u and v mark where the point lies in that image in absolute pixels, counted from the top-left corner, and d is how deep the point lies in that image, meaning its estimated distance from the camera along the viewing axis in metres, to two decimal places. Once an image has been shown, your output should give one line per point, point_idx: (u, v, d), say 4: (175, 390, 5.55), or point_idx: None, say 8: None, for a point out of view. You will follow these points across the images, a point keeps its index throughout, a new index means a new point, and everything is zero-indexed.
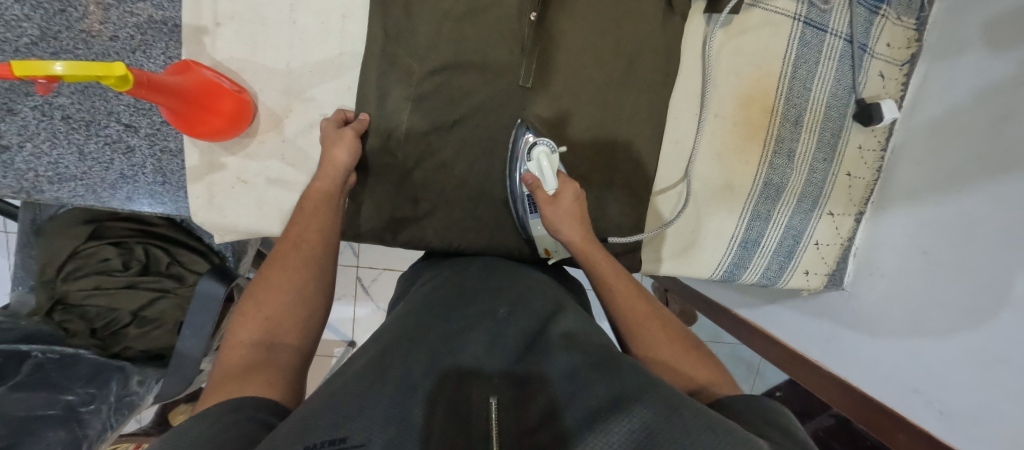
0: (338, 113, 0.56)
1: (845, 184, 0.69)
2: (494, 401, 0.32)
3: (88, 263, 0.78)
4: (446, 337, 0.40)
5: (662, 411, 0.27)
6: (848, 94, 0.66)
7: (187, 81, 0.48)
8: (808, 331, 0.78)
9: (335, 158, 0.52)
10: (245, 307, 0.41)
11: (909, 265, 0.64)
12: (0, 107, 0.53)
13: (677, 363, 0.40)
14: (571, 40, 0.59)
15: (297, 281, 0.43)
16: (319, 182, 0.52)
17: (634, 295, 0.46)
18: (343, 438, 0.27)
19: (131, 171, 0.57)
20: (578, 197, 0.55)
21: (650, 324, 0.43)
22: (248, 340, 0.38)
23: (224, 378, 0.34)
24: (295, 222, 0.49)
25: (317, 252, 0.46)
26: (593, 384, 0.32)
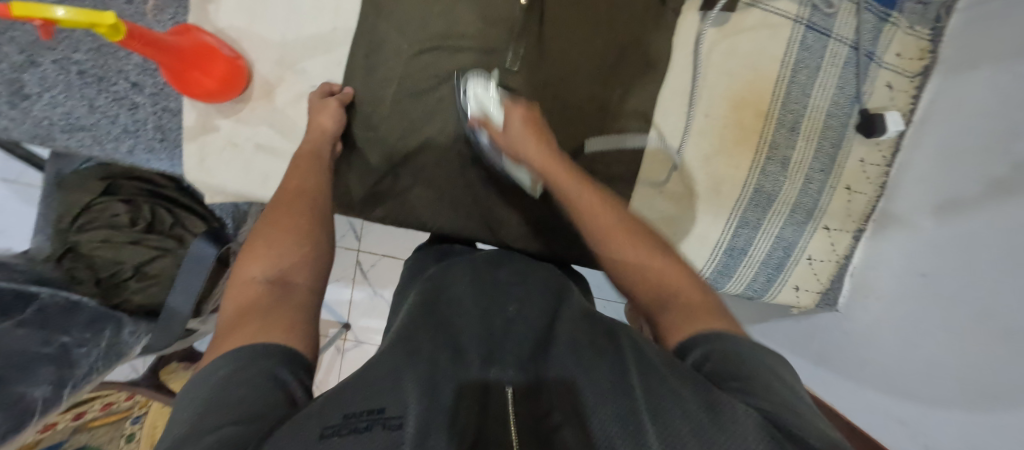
0: (323, 86, 0.58)
1: (843, 197, 0.65)
2: (510, 389, 0.31)
3: (99, 217, 0.83)
4: (445, 311, 0.40)
5: (673, 402, 0.27)
6: (852, 103, 0.63)
7: (185, 41, 0.51)
8: (800, 353, 0.74)
9: (322, 125, 0.55)
10: (252, 248, 0.41)
11: (907, 290, 0.60)
12: (24, 59, 0.58)
13: (653, 276, 0.39)
14: (561, 30, 0.59)
15: (303, 227, 0.44)
16: (305, 145, 0.54)
17: (602, 206, 0.45)
18: (381, 409, 0.26)
19: (133, 126, 0.60)
20: (529, 115, 0.53)
21: (624, 237, 0.42)
22: (260, 278, 0.38)
23: (241, 316, 0.35)
24: (290, 176, 0.50)
25: (317, 203, 0.47)
26: (598, 366, 0.31)
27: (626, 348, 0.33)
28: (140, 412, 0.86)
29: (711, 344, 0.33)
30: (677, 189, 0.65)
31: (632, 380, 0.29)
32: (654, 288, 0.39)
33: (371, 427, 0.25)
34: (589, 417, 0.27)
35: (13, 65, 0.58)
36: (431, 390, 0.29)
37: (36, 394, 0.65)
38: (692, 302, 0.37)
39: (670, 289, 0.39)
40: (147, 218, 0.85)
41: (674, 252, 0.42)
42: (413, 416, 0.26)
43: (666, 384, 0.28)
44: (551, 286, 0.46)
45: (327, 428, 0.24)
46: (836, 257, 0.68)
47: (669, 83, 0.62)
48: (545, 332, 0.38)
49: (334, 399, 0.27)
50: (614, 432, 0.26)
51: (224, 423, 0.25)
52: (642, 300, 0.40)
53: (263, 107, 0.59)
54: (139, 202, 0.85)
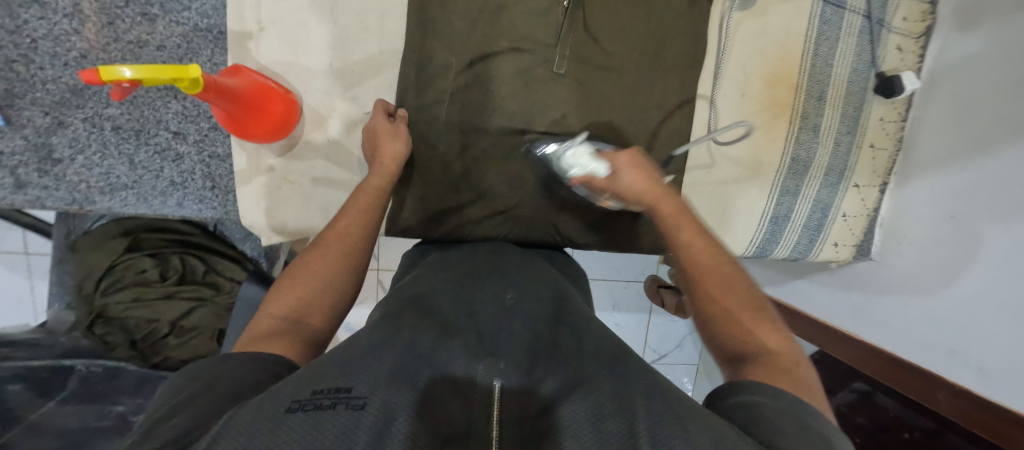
0: (380, 104, 0.57)
1: (868, 155, 0.71)
2: (500, 384, 0.32)
3: (125, 276, 0.79)
4: (430, 304, 0.43)
5: (668, 414, 0.29)
6: (868, 68, 0.68)
7: (241, 82, 0.49)
8: (839, 304, 0.82)
9: (392, 150, 0.54)
10: (284, 280, 0.43)
11: (939, 232, 0.65)
12: (51, 121, 0.54)
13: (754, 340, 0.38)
14: (600, 29, 0.61)
15: (335, 267, 0.44)
16: (376, 179, 0.51)
17: (710, 255, 0.44)
18: (347, 388, 0.28)
19: (180, 178, 0.58)
20: (635, 159, 0.52)
21: (727, 294, 0.41)
22: (277, 314, 0.39)
23: (247, 342, 0.36)
24: (344, 211, 0.49)
25: (360, 240, 0.47)
26: (595, 376, 0.33)
27: (630, 360, 0.36)
28: None
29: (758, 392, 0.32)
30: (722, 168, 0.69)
31: (637, 400, 0.30)
32: (743, 342, 0.39)
33: (336, 405, 0.26)
34: (561, 404, 0.30)
35: (39, 130, 0.54)
36: (407, 370, 0.31)
37: None
38: (782, 359, 0.37)
39: (760, 351, 0.37)
40: (178, 269, 0.82)
41: (779, 323, 0.40)
42: (377, 401, 0.27)
43: (675, 415, 0.29)
44: (549, 290, 0.49)
45: (294, 403, 0.26)
46: (866, 210, 0.73)
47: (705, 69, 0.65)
48: (547, 325, 0.42)
49: (306, 379, 0.28)
50: (583, 422, 0.28)
51: (207, 406, 0.27)
52: (728, 354, 0.39)
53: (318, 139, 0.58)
54: (166, 254, 0.81)
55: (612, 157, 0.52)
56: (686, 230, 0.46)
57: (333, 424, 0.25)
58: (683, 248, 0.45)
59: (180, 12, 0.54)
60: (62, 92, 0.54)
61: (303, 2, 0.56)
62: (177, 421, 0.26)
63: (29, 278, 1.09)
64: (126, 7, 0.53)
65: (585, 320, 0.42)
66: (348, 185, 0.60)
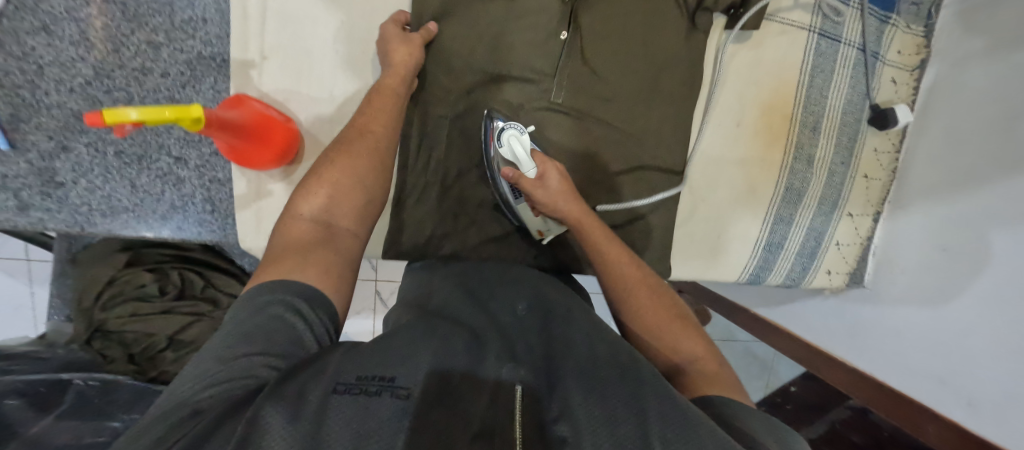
0: (395, 17, 0.57)
1: (862, 185, 0.71)
2: (520, 388, 0.32)
3: (125, 289, 0.80)
4: (452, 312, 0.44)
5: (683, 417, 0.27)
6: (863, 99, 0.68)
7: (242, 114, 0.50)
8: (831, 327, 0.81)
9: (403, 60, 0.54)
10: (309, 180, 0.43)
11: (930, 261, 0.66)
12: (54, 145, 0.55)
13: (674, 343, 0.42)
14: (597, 61, 0.61)
15: (361, 169, 0.45)
16: (390, 80, 0.53)
17: (628, 273, 0.48)
18: (391, 378, 0.29)
19: (181, 201, 0.59)
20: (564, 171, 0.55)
21: (646, 306, 0.45)
22: (309, 215, 0.40)
23: (287, 248, 0.38)
24: (366, 121, 0.49)
25: (381, 153, 0.47)
26: (602, 382, 0.32)
27: (642, 360, 0.35)
28: None
29: (716, 404, 0.34)
30: (719, 197, 0.69)
31: (647, 398, 0.29)
32: (669, 355, 0.42)
33: (381, 392, 0.28)
34: (578, 407, 0.29)
35: (43, 154, 0.55)
36: (444, 368, 0.32)
37: None
38: (707, 369, 0.40)
39: (685, 357, 0.41)
40: (177, 284, 0.83)
41: (690, 320, 0.45)
42: (419, 391, 0.29)
43: (686, 417, 0.28)
44: (558, 292, 0.49)
45: (338, 385, 0.27)
46: (860, 239, 0.74)
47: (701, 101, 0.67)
48: (554, 325, 0.41)
49: (348, 361, 0.30)
50: (600, 429, 0.27)
51: (251, 350, 0.29)
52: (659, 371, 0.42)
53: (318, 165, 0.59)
54: (166, 269, 0.83)
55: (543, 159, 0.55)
56: (605, 246, 0.50)
57: (380, 410, 0.26)
58: (608, 267, 0.48)
59: (185, 40, 0.55)
60: (66, 117, 0.55)
61: (306, 32, 0.57)
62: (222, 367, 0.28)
63: (31, 285, 1.10)
64: (131, 35, 0.54)
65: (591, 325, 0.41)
66: None
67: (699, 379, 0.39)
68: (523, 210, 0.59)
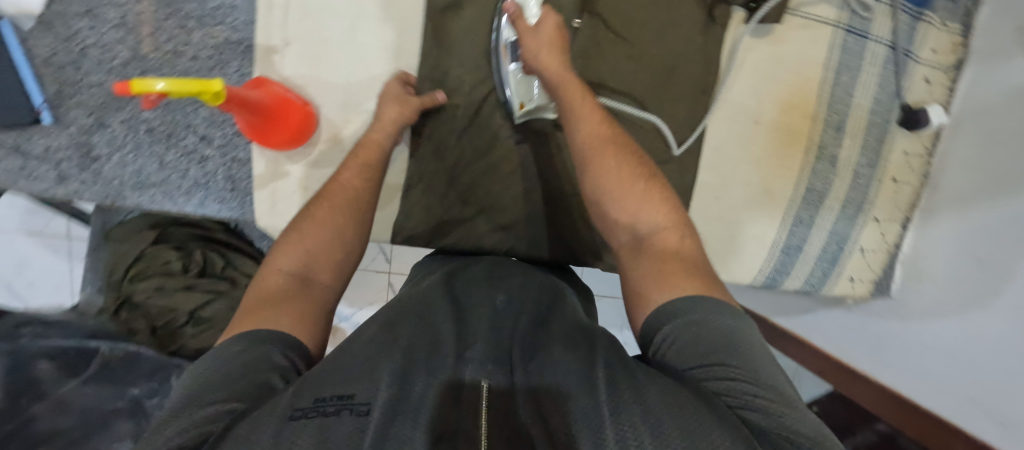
0: (400, 76, 0.59)
1: (890, 189, 0.68)
2: (486, 383, 0.32)
3: (151, 265, 0.84)
4: (431, 309, 0.43)
5: (630, 381, 0.31)
6: (892, 99, 0.65)
7: (262, 94, 0.52)
8: (851, 340, 0.77)
9: (386, 117, 0.56)
10: (287, 238, 0.43)
11: (958, 273, 0.62)
12: (93, 121, 0.59)
13: (635, 207, 0.43)
14: (612, 52, 0.61)
15: (337, 225, 0.44)
16: (374, 135, 0.54)
17: (605, 140, 0.47)
18: (349, 395, 0.29)
19: (204, 178, 0.61)
20: (559, 36, 0.53)
21: (615, 165, 0.45)
22: (286, 269, 0.40)
23: (259, 301, 0.37)
24: (344, 170, 0.50)
25: (362, 201, 0.48)
26: (573, 357, 0.35)
27: (604, 344, 0.37)
28: None
29: (699, 308, 0.34)
30: (734, 196, 0.67)
31: (599, 374, 0.32)
32: (630, 227, 0.43)
33: (340, 411, 0.27)
34: (559, 403, 0.31)
35: (82, 129, 0.59)
36: (402, 379, 0.32)
37: None
38: (666, 244, 0.40)
39: (648, 231, 0.42)
40: (199, 263, 0.87)
41: (665, 191, 0.45)
42: (380, 403, 0.28)
43: (635, 386, 0.30)
44: (545, 298, 0.49)
45: (295, 411, 0.27)
46: (887, 246, 0.70)
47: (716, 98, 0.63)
48: (533, 331, 0.41)
49: (306, 386, 0.29)
50: (583, 412, 0.29)
51: (218, 397, 0.28)
52: (621, 239, 0.43)
53: (332, 148, 0.61)
54: (190, 247, 0.87)
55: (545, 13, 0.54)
56: (585, 107, 0.49)
57: (334, 431, 0.26)
58: (582, 121, 0.48)
59: (214, 25, 0.59)
60: (104, 95, 0.59)
61: (327, 20, 0.59)
62: (187, 414, 0.27)
63: (71, 262, 1.17)
64: (166, 21, 0.58)
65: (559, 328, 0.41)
66: None
67: (658, 259, 0.39)
68: (511, 79, 0.58)
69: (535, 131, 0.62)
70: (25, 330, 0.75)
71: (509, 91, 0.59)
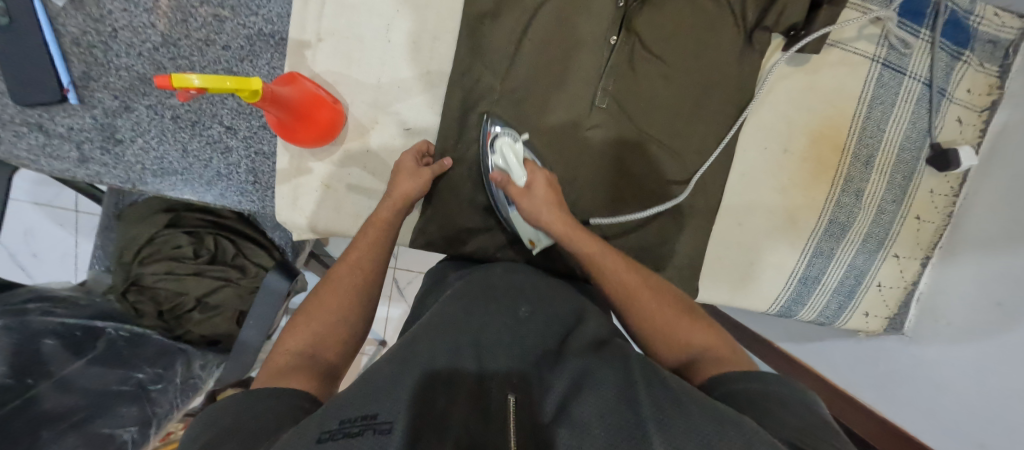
0: (420, 145, 0.60)
1: (912, 226, 0.67)
2: (512, 398, 0.33)
3: (161, 249, 0.82)
4: (452, 317, 0.42)
5: (670, 398, 0.31)
6: (923, 137, 0.65)
7: (294, 91, 0.52)
8: (860, 373, 0.78)
9: (403, 189, 0.55)
10: (295, 318, 0.45)
11: (977, 317, 0.62)
12: (118, 104, 0.58)
13: (682, 339, 0.42)
14: (645, 71, 0.60)
15: (343, 307, 0.46)
16: (381, 212, 0.54)
17: (629, 274, 0.47)
18: (373, 415, 0.30)
19: (226, 169, 0.61)
20: (551, 180, 0.53)
21: (649, 307, 0.45)
22: (293, 348, 0.42)
23: (266, 377, 0.38)
24: (352, 244, 0.52)
25: (370, 279, 0.49)
26: (604, 373, 0.35)
27: (635, 362, 0.37)
28: None
29: (730, 382, 0.36)
30: (756, 222, 0.66)
31: (639, 391, 0.32)
32: (678, 348, 0.42)
33: (363, 432, 0.28)
34: (580, 415, 0.31)
35: (106, 111, 0.58)
36: (426, 397, 0.32)
37: (125, 434, 0.68)
38: (722, 355, 0.40)
39: (695, 350, 0.42)
40: (210, 249, 0.83)
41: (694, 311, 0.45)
42: (403, 420, 0.29)
43: (675, 399, 0.30)
44: (569, 314, 0.47)
45: (323, 434, 0.28)
46: (904, 283, 0.70)
47: (736, 128, 0.62)
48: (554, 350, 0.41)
49: (334, 410, 0.31)
50: (600, 426, 0.30)
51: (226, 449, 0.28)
52: (672, 367, 0.42)
53: (358, 149, 0.60)
54: (201, 233, 0.84)
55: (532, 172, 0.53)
56: (599, 251, 0.49)
57: (362, 447, 0.26)
58: (606, 270, 0.48)
59: (248, 16, 0.58)
60: (132, 79, 0.58)
61: (362, 19, 0.59)
62: None
63: (76, 236, 1.17)
64: (200, 8, 0.58)
65: (576, 340, 0.42)
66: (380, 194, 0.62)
67: (713, 364, 0.39)
68: (518, 221, 0.57)
69: (564, 143, 0.61)
70: (32, 305, 0.75)
71: (518, 230, 0.58)
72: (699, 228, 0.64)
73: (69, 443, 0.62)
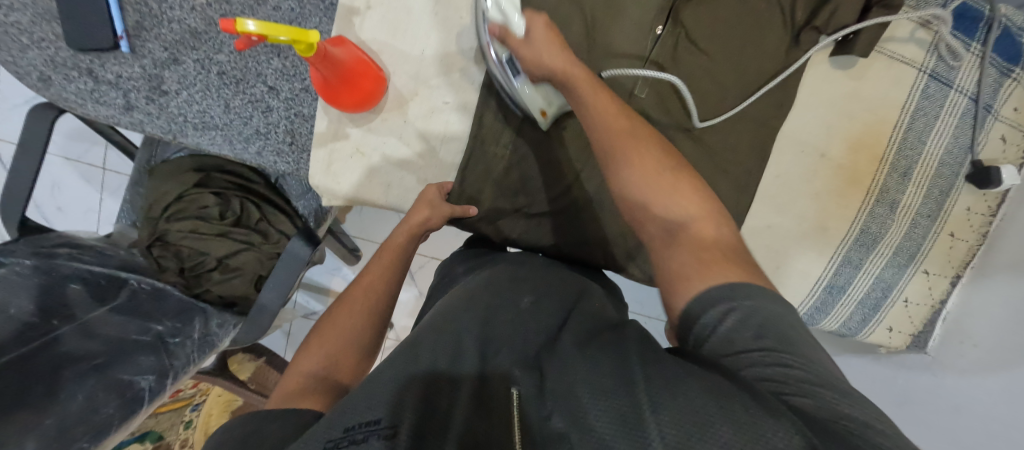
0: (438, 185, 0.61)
1: (945, 243, 0.66)
2: (516, 391, 0.33)
3: (189, 207, 0.83)
4: (454, 316, 0.41)
5: (666, 376, 0.29)
6: (964, 153, 0.63)
7: (343, 54, 0.53)
8: (880, 391, 0.77)
9: (415, 217, 0.57)
10: (309, 343, 0.46)
11: (1001, 339, 0.60)
12: (168, 56, 0.60)
13: (669, 206, 0.40)
14: (687, 61, 0.60)
15: (358, 329, 0.48)
16: (396, 236, 0.57)
17: (617, 121, 0.45)
18: (378, 420, 0.30)
19: (265, 129, 0.62)
20: (552, 25, 0.50)
21: (638, 166, 0.42)
22: (308, 370, 0.42)
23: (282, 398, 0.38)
24: (367, 269, 0.54)
25: (381, 303, 0.51)
26: (600, 355, 0.34)
27: (635, 342, 0.36)
28: (200, 399, 1.02)
29: (757, 296, 0.32)
30: (786, 225, 0.66)
31: (636, 370, 0.30)
32: (657, 215, 0.40)
33: (369, 437, 0.28)
34: (575, 403, 0.30)
35: (156, 62, 0.60)
36: (429, 398, 0.33)
37: (143, 383, 0.69)
38: (704, 234, 0.38)
39: (677, 214, 0.39)
40: (236, 212, 0.84)
41: (683, 173, 0.42)
42: (406, 426, 0.29)
43: (672, 376, 0.28)
44: (572, 292, 0.49)
45: (329, 442, 0.28)
46: (932, 301, 0.68)
47: (763, 89, 0.60)
48: (557, 331, 0.42)
49: (342, 410, 0.31)
50: (593, 402, 0.29)
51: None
52: (650, 226, 0.41)
53: (396, 119, 0.61)
54: (229, 196, 0.84)
55: (530, 15, 0.51)
56: (597, 103, 0.46)
57: None
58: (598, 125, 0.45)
59: None
60: (182, 32, 0.60)
61: None
62: None
63: (103, 192, 1.19)
64: None
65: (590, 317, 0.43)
66: (413, 166, 0.62)
67: (704, 251, 0.36)
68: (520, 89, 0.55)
69: None
70: (61, 250, 0.76)
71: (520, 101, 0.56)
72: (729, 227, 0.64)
73: (89, 386, 0.64)
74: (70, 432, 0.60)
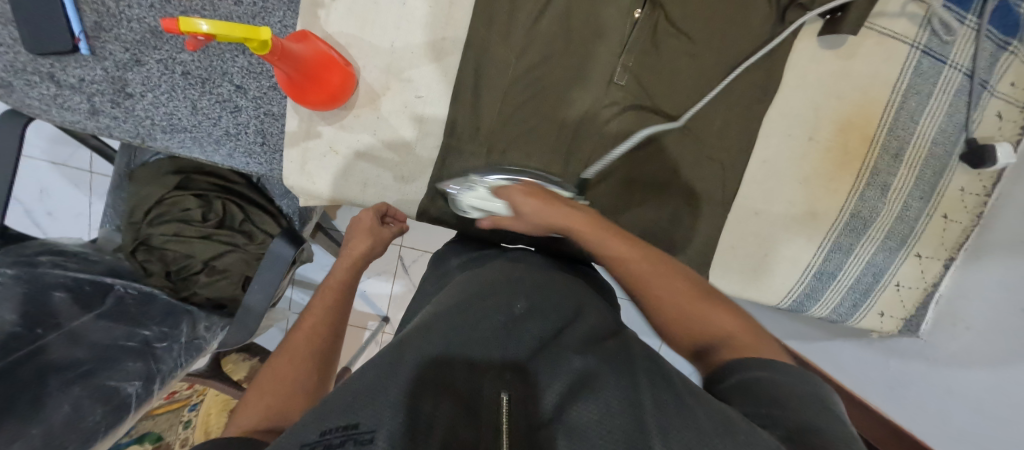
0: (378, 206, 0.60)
1: (938, 226, 0.64)
2: (505, 396, 0.32)
3: (171, 210, 0.80)
4: (441, 319, 0.39)
5: (677, 404, 0.30)
6: (958, 131, 0.61)
7: (305, 49, 0.50)
8: (872, 377, 0.78)
9: (356, 250, 0.56)
10: (248, 397, 0.45)
11: (996, 324, 0.59)
12: (129, 57, 0.58)
13: (705, 327, 0.40)
14: (667, 45, 0.58)
15: (298, 376, 0.46)
16: (338, 273, 0.56)
17: (636, 254, 0.44)
18: (356, 424, 0.28)
19: (235, 129, 0.60)
20: (531, 188, 0.49)
21: (668, 300, 0.42)
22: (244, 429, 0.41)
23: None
24: (310, 308, 0.52)
25: (325, 344, 0.50)
26: (606, 373, 0.33)
27: (640, 362, 0.36)
28: (197, 399, 1.02)
29: (749, 370, 0.34)
30: (775, 212, 0.64)
31: (644, 397, 0.31)
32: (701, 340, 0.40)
33: (344, 443, 0.27)
34: (575, 420, 0.30)
35: (117, 64, 0.58)
36: (414, 397, 0.30)
37: (129, 389, 0.68)
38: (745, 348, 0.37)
39: (717, 335, 0.39)
40: (218, 214, 0.81)
41: (708, 292, 0.43)
42: (385, 432, 0.27)
43: (680, 406, 0.30)
44: (569, 306, 0.44)
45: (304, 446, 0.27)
46: (925, 284, 0.67)
47: (747, 62, 0.57)
48: (551, 337, 0.40)
49: (323, 411, 0.30)
50: (595, 424, 0.29)
51: None
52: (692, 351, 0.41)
53: (368, 115, 0.59)
54: (210, 197, 0.82)
55: (506, 192, 0.50)
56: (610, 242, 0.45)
57: None
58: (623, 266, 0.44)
59: None
60: (143, 31, 0.58)
61: None
62: None
63: (90, 196, 1.18)
64: None
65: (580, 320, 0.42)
66: (389, 163, 0.61)
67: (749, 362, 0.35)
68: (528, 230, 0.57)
69: (577, 119, 0.59)
70: (43, 258, 0.76)
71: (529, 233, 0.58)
72: (715, 215, 0.62)
73: (75, 394, 0.64)
74: (57, 440, 0.60)
